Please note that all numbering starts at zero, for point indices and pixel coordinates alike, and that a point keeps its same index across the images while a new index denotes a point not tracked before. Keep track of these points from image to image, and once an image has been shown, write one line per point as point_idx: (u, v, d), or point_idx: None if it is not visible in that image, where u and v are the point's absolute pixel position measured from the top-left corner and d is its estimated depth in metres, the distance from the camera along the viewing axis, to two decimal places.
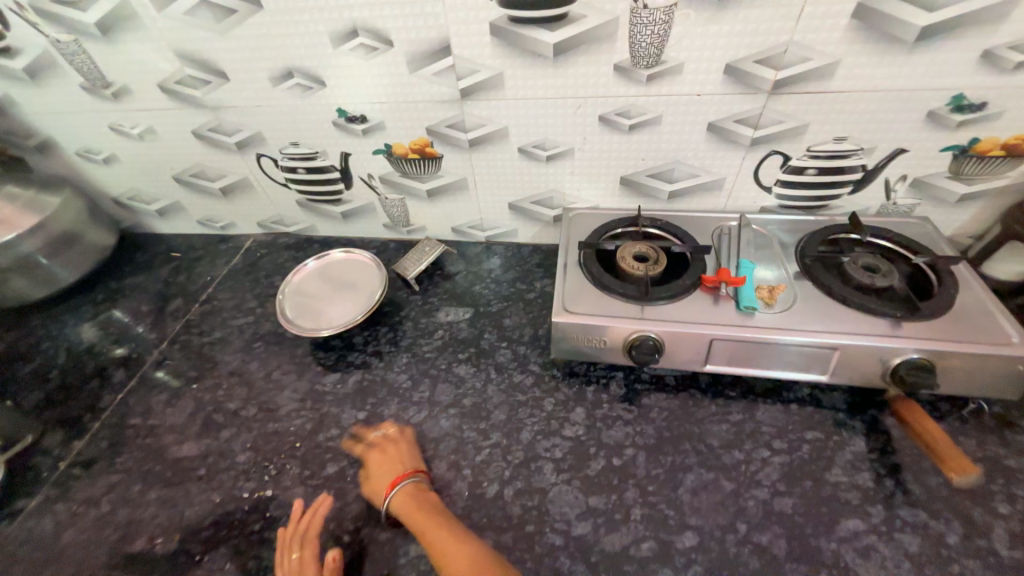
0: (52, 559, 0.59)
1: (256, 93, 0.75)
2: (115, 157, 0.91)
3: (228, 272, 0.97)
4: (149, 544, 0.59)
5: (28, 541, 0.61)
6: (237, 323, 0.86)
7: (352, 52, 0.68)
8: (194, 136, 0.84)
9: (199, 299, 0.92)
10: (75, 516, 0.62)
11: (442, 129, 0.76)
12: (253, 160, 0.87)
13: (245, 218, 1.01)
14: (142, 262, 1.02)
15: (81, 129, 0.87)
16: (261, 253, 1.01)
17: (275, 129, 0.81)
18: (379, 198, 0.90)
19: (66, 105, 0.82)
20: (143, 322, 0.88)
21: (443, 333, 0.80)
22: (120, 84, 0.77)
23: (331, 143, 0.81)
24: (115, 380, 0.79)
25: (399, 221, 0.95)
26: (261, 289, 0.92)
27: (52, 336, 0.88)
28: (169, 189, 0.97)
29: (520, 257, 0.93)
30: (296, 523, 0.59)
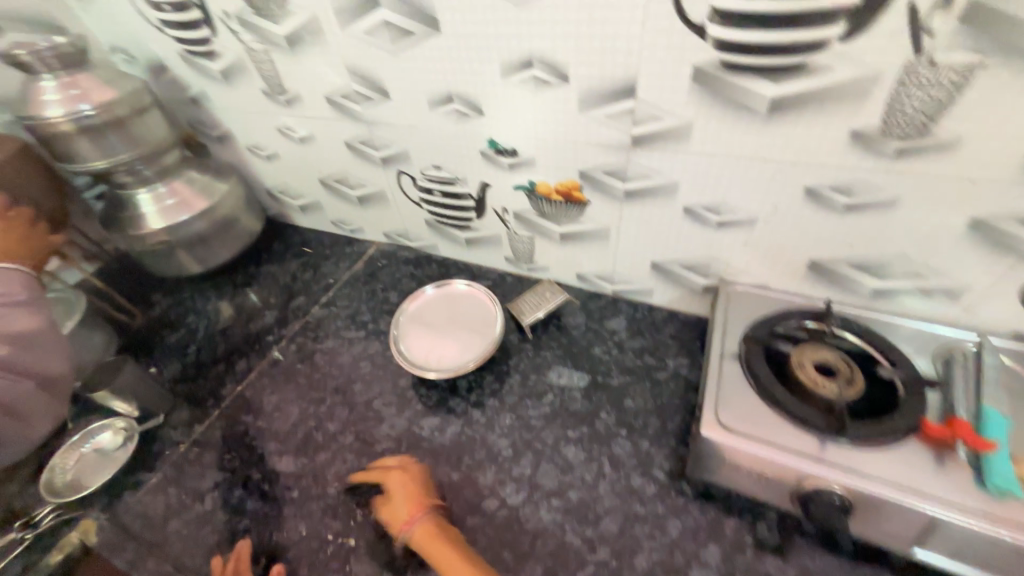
0: (158, 546, 0.61)
1: (413, 115, 0.73)
2: (276, 155, 0.97)
3: (348, 278, 0.98)
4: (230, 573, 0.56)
5: (142, 519, 0.64)
6: (349, 334, 0.85)
7: (522, 84, 0.61)
8: (346, 146, 0.85)
9: (319, 301, 0.94)
10: (183, 506, 0.64)
11: (598, 174, 0.67)
12: (394, 176, 0.86)
13: (373, 225, 1.02)
14: (278, 251, 1.08)
15: (255, 127, 0.93)
16: (381, 262, 1.01)
17: (422, 150, 0.79)
18: (508, 231, 0.84)
19: (246, 105, 0.88)
20: (270, 314, 0.92)
21: (553, 398, 0.71)
22: (294, 92, 0.80)
23: (474, 171, 0.77)
24: (237, 369, 0.82)
25: (522, 257, 0.88)
26: (375, 303, 0.92)
27: (197, 311, 0.96)
28: (313, 190, 1.01)
29: (650, 322, 0.80)
30: None
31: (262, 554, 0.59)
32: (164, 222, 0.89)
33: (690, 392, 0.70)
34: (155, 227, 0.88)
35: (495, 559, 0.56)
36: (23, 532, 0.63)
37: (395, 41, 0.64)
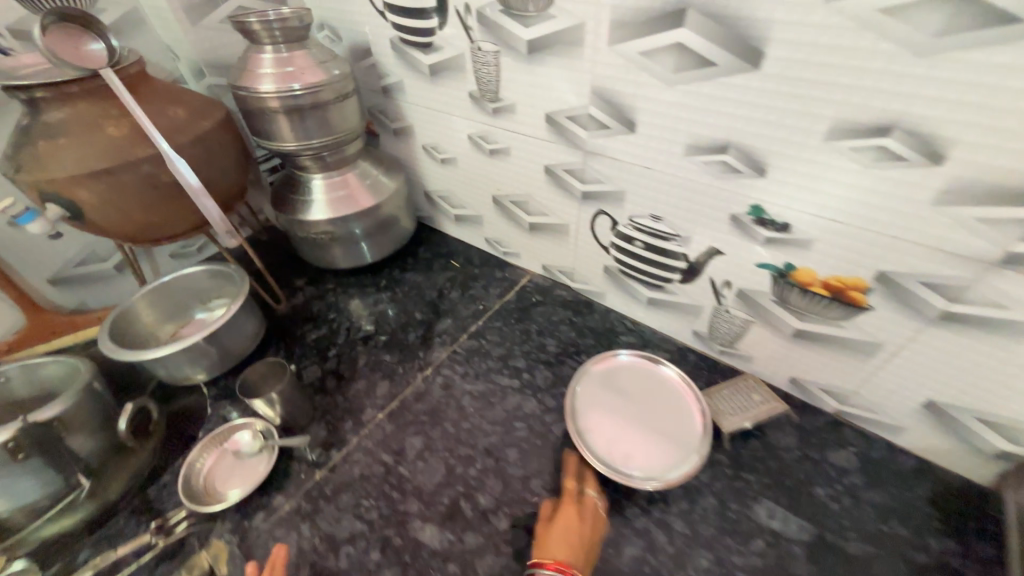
0: None
1: (655, 156, 0.60)
2: (454, 160, 0.89)
3: (499, 308, 0.88)
4: None
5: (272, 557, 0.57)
6: (500, 381, 0.75)
7: (851, 153, 0.46)
8: (544, 170, 0.75)
9: (467, 329, 0.84)
10: (314, 556, 0.56)
11: (908, 283, 0.50)
12: (589, 213, 0.74)
13: (535, 255, 0.91)
14: (424, 258, 1.01)
15: (442, 129, 0.85)
16: (535, 298, 0.90)
17: (643, 195, 0.65)
18: (716, 306, 0.69)
19: (445, 105, 0.80)
20: (413, 332, 0.84)
21: (765, 547, 0.55)
22: (508, 102, 0.71)
23: (708, 234, 0.62)
24: (378, 391, 0.74)
25: (720, 338, 0.73)
26: (530, 347, 0.80)
27: (339, 308, 0.91)
28: (480, 203, 0.92)
29: (892, 468, 0.62)
30: None
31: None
32: (330, 213, 0.84)
33: None
34: (322, 216, 0.84)
35: None
36: (156, 537, 0.59)
37: (678, 69, 0.51)
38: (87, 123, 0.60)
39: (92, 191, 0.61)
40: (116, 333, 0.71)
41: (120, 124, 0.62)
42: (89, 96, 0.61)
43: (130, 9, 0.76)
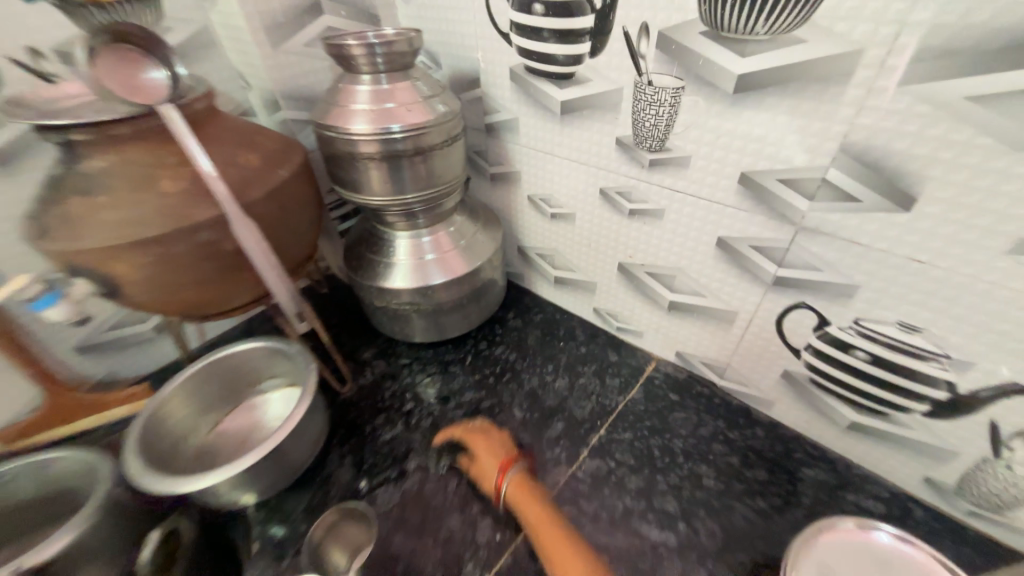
0: None
1: (943, 247, 0.40)
2: (570, 217, 0.71)
3: (623, 408, 0.68)
4: None
5: None
6: (647, 532, 0.54)
7: None
8: (715, 243, 0.55)
9: (587, 440, 0.64)
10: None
11: None
12: (780, 304, 0.54)
13: (669, 339, 0.70)
14: (515, 328, 0.82)
15: (561, 179, 0.67)
16: (669, 396, 0.69)
17: (897, 297, 0.45)
18: (988, 458, 0.47)
19: (574, 152, 0.63)
20: (515, 440, 0.65)
21: None
22: (680, 155, 0.52)
23: (1013, 364, 0.41)
24: (481, 534, 0.55)
25: (977, 497, 0.50)
26: (678, 478, 0.59)
27: (416, 393, 0.72)
28: (597, 269, 0.73)
29: None
30: None
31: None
32: (416, 281, 0.67)
33: None
34: (404, 284, 0.67)
35: None
36: None
37: None
38: (136, 176, 0.45)
39: (134, 266, 0.45)
40: (149, 439, 0.54)
41: (175, 177, 0.46)
42: (140, 139, 0.45)
43: (198, 28, 0.62)
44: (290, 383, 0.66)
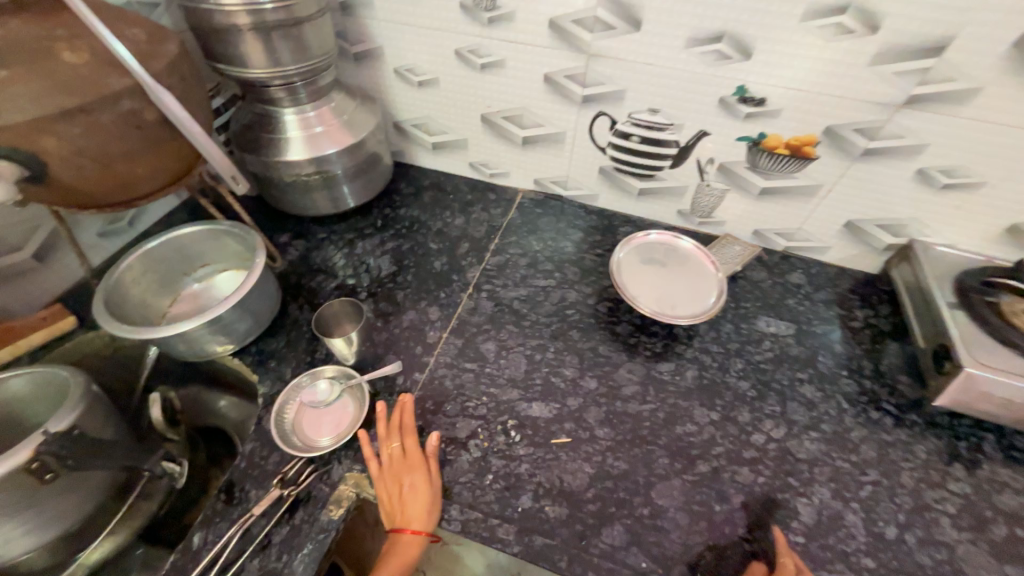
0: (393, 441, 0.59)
1: (657, 52, 0.70)
2: (434, 82, 0.86)
3: (507, 224, 0.93)
4: (394, 425, 0.61)
5: None
6: (539, 283, 0.83)
7: (823, 29, 0.61)
8: (543, 80, 0.79)
9: (487, 248, 0.89)
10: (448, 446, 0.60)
11: (844, 131, 0.69)
12: (588, 117, 0.81)
13: (528, 170, 0.96)
14: (410, 193, 0.99)
15: (419, 48, 0.82)
16: (536, 211, 0.96)
17: (644, 91, 0.75)
18: (700, 183, 0.84)
19: (427, 20, 0.77)
20: (437, 261, 0.86)
21: (771, 345, 0.76)
22: (506, 10, 0.72)
23: (698, 119, 0.75)
24: (432, 317, 0.77)
25: (699, 211, 0.89)
26: (550, 252, 0.88)
27: (344, 254, 0.86)
28: (464, 125, 0.92)
29: (827, 278, 0.86)
30: (569, 543, 0.55)
31: (498, 511, 0.57)
32: (311, 152, 0.78)
33: (885, 339, 0.77)
34: (301, 157, 0.77)
35: (785, 485, 0.61)
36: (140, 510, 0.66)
37: None
38: (29, 49, 0.47)
39: (60, 138, 0.49)
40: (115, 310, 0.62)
41: (75, 49, 0.50)
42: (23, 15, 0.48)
43: None
44: (234, 265, 0.75)
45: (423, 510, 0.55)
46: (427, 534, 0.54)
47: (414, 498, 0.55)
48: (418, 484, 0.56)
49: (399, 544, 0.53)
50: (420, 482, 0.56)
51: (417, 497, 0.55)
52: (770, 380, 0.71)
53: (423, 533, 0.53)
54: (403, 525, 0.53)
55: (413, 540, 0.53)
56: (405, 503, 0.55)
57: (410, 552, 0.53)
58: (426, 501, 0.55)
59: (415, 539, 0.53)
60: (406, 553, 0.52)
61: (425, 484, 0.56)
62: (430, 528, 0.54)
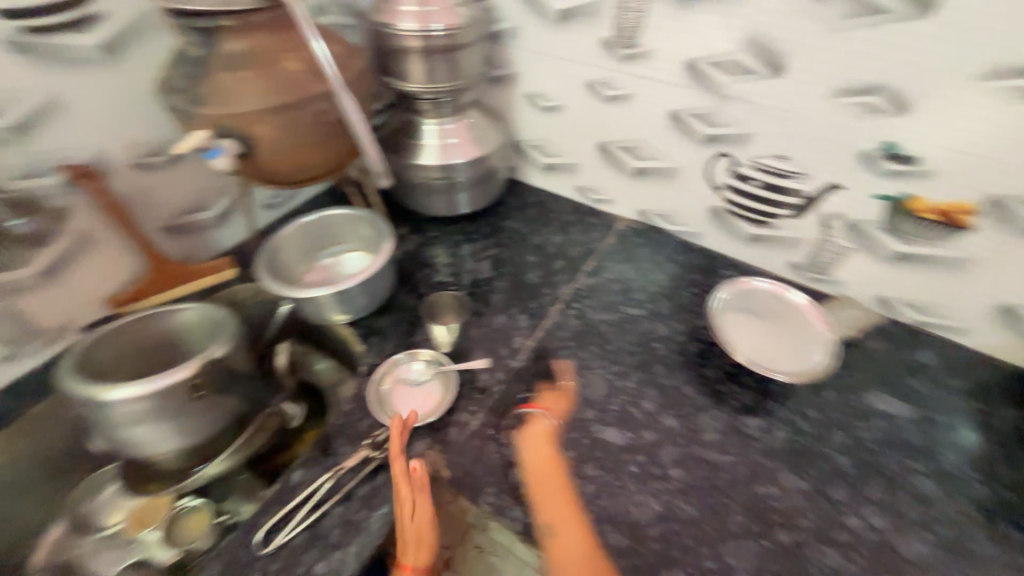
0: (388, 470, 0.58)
1: (797, 99, 0.68)
2: (559, 108, 0.92)
3: (604, 249, 0.95)
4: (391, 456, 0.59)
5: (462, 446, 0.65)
6: (629, 311, 0.83)
7: (993, 92, 0.57)
8: (667, 116, 0.81)
9: (581, 269, 0.91)
10: (564, 366, 0.74)
11: (1012, 203, 0.62)
12: (708, 156, 0.81)
13: (633, 200, 0.97)
14: (516, 207, 1.05)
15: (552, 77, 0.88)
16: (634, 241, 0.97)
17: (775, 136, 0.73)
18: (821, 238, 0.79)
19: (565, 53, 0.84)
20: (533, 273, 0.90)
21: (884, 425, 0.68)
22: (645, 48, 0.76)
23: (833, 170, 0.71)
24: (521, 324, 0.81)
25: (815, 267, 0.83)
26: (644, 283, 0.88)
27: (450, 254, 0.94)
28: (579, 150, 0.96)
29: (966, 365, 0.75)
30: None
31: None
32: (441, 160, 0.87)
33: None
34: (432, 163, 0.87)
35: None
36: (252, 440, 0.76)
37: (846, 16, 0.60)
38: (264, 57, 0.60)
39: (271, 129, 0.62)
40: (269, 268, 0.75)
41: (294, 59, 0.62)
42: (263, 27, 0.60)
43: None
44: (363, 249, 0.85)
45: (415, 547, 0.54)
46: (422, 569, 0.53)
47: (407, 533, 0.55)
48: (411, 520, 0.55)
49: (537, 443, 0.62)
50: (410, 519, 0.55)
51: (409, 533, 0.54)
52: (878, 463, 0.64)
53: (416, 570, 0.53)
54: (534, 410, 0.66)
55: (548, 427, 0.64)
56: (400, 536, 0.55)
57: None
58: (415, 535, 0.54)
59: (547, 424, 0.65)
60: (547, 446, 0.62)
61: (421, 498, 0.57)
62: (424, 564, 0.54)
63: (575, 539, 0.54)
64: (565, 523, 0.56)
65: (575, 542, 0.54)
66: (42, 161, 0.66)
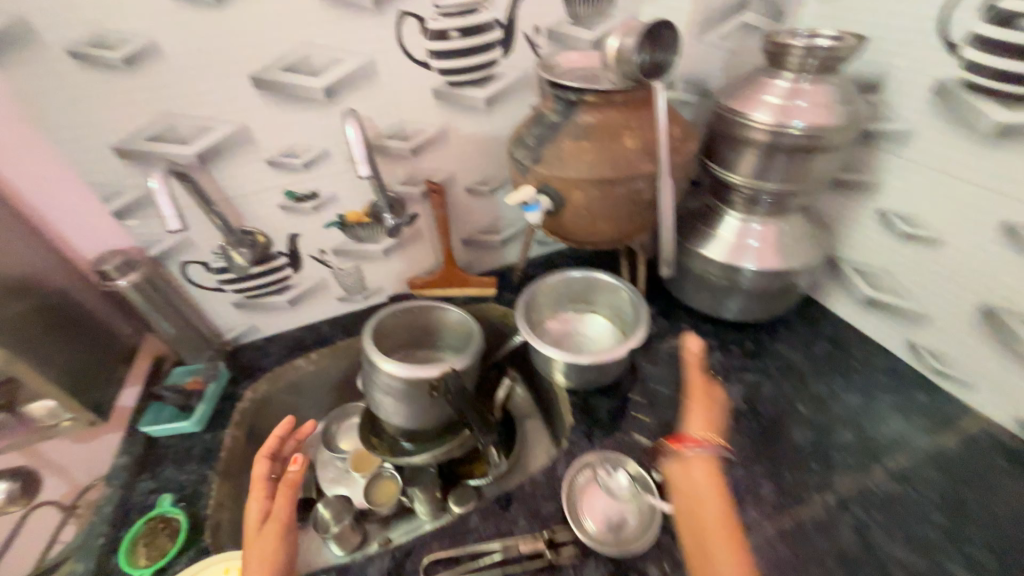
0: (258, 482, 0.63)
1: None
2: (934, 241, 0.68)
3: (926, 454, 0.67)
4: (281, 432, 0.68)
5: None
6: (952, 567, 0.57)
7: None
8: None
9: (877, 462, 0.66)
10: None
11: None
12: None
13: (1016, 399, 0.67)
14: (800, 333, 0.84)
15: (942, 203, 0.66)
16: (995, 459, 0.66)
17: None
18: None
19: (989, 180, 0.61)
20: (799, 432, 0.70)
21: None
22: None
23: None
24: (765, 494, 0.62)
25: None
26: (993, 538, 0.59)
27: (697, 357, 0.81)
28: (943, 301, 0.70)
29: None
30: None
31: None
32: (728, 257, 0.76)
33: None
34: (715, 255, 0.77)
35: None
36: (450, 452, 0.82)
37: None
38: (609, 132, 0.62)
39: (585, 196, 0.64)
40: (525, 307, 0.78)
41: (633, 137, 0.62)
42: (619, 106, 0.62)
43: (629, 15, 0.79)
44: (614, 317, 0.81)
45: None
46: None
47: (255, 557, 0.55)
48: (261, 535, 0.57)
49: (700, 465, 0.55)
50: (258, 548, 0.55)
51: (254, 553, 0.55)
52: None
53: None
54: (698, 444, 0.56)
55: (710, 464, 0.54)
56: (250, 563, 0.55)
57: None
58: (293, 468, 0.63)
59: (708, 458, 0.55)
60: (710, 481, 0.54)
61: (284, 486, 0.61)
62: None
63: (733, 555, 0.49)
64: (708, 506, 0.52)
65: (726, 558, 0.48)
66: (417, 172, 0.84)
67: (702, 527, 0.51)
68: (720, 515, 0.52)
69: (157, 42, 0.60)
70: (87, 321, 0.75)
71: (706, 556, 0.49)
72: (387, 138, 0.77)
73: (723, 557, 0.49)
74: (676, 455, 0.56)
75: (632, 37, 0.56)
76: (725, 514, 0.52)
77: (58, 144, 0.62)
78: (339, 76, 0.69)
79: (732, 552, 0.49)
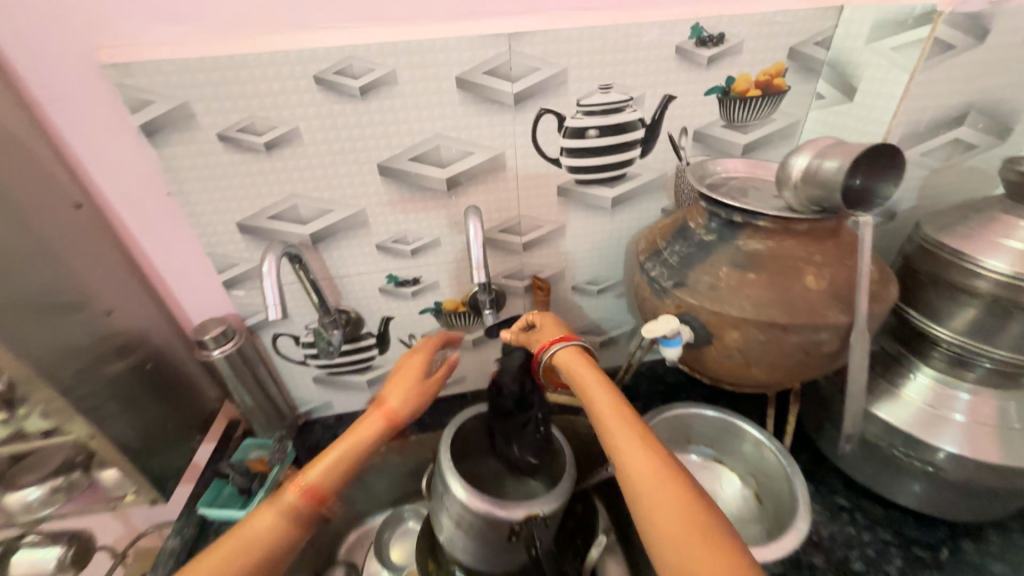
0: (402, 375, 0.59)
1: None
2: None
3: None
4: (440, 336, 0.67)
5: None
6: None
7: None
8: None
9: None
10: None
11: None
12: None
13: None
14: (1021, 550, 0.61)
15: None
16: None
17: None
18: None
19: None
20: None
21: None
22: None
23: None
24: None
25: None
26: None
27: (865, 557, 0.61)
28: None
29: None
30: None
31: None
32: (913, 427, 0.58)
33: None
34: (887, 417, 0.60)
35: None
36: None
37: None
38: (784, 263, 0.50)
39: (744, 337, 0.51)
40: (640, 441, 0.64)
41: (819, 275, 0.49)
42: (799, 235, 0.51)
43: (791, 122, 0.69)
44: (755, 480, 0.65)
45: (356, 449, 0.53)
46: (319, 491, 0.51)
47: (344, 449, 0.54)
48: (373, 420, 0.55)
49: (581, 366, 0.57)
50: (371, 424, 0.55)
51: (359, 433, 0.54)
52: None
53: (320, 486, 0.51)
54: (565, 338, 0.60)
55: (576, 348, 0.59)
56: (336, 447, 0.54)
57: (273, 521, 0.49)
58: (418, 395, 0.58)
59: (570, 345, 0.60)
60: (574, 358, 0.58)
61: (439, 373, 0.62)
62: (326, 483, 0.51)
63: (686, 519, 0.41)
64: (594, 397, 0.53)
65: (648, 479, 0.44)
66: (525, 267, 0.76)
67: (596, 415, 0.52)
68: (623, 423, 0.49)
69: (300, 129, 0.59)
70: (177, 384, 0.73)
71: (614, 446, 0.48)
72: (501, 232, 0.71)
73: (639, 458, 0.46)
74: (547, 355, 0.60)
75: (841, 159, 0.45)
76: (624, 410, 0.51)
77: (192, 217, 0.63)
78: (464, 170, 0.65)
79: (647, 458, 0.46)
